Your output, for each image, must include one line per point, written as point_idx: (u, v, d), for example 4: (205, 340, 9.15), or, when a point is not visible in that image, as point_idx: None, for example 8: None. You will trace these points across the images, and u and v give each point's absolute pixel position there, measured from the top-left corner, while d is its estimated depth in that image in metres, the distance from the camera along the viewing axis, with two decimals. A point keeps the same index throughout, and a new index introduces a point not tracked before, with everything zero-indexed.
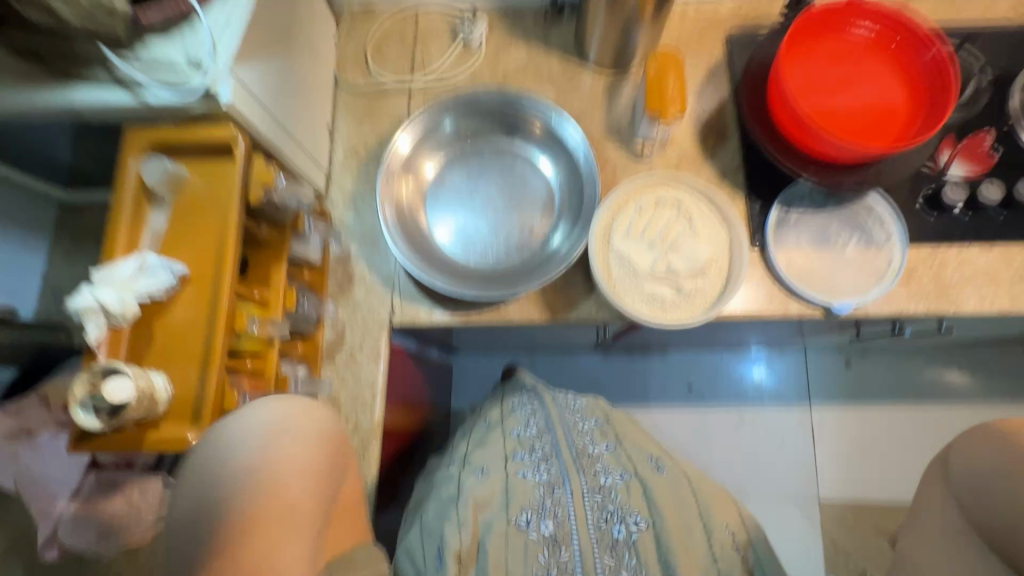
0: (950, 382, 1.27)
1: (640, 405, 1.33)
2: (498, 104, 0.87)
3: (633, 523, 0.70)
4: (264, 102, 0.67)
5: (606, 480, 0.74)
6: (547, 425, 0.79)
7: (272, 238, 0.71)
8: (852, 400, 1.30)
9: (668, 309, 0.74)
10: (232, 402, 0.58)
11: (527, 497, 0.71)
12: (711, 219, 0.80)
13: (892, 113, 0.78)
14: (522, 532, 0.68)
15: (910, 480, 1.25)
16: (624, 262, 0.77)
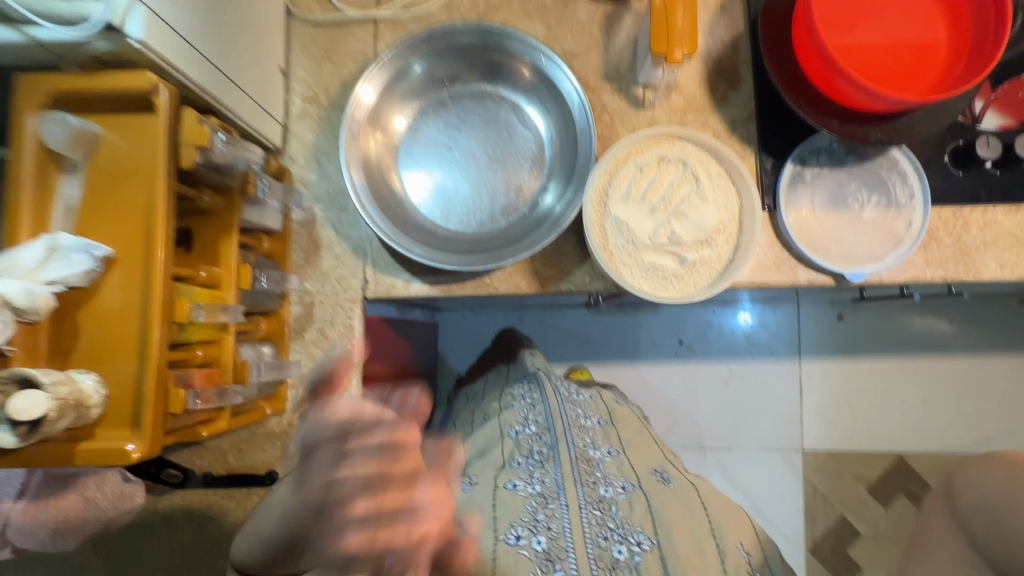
0: (945, 336, 1.24)
1: (631, 362, 1.29)
2: (478, 42, 0.74)
3: (635, 542, 0.63)
4: (188, 37, 0.55)
5: (606, 491, 0.68)
6: (546, 423, 0.74)
7: (216, 205, 0.61)
8: (842, 353, 1.27)
9: (669, 284, 0.69)
10: (178, 404, 0.50)
11: (518, 509, 0.64)
12: (720, 180, 0.71)
13: (931, 52, 0.67)
14: (513, 551, 0.60)
15: (898, 435, 1.25)
16: (622, 231, 0.69)
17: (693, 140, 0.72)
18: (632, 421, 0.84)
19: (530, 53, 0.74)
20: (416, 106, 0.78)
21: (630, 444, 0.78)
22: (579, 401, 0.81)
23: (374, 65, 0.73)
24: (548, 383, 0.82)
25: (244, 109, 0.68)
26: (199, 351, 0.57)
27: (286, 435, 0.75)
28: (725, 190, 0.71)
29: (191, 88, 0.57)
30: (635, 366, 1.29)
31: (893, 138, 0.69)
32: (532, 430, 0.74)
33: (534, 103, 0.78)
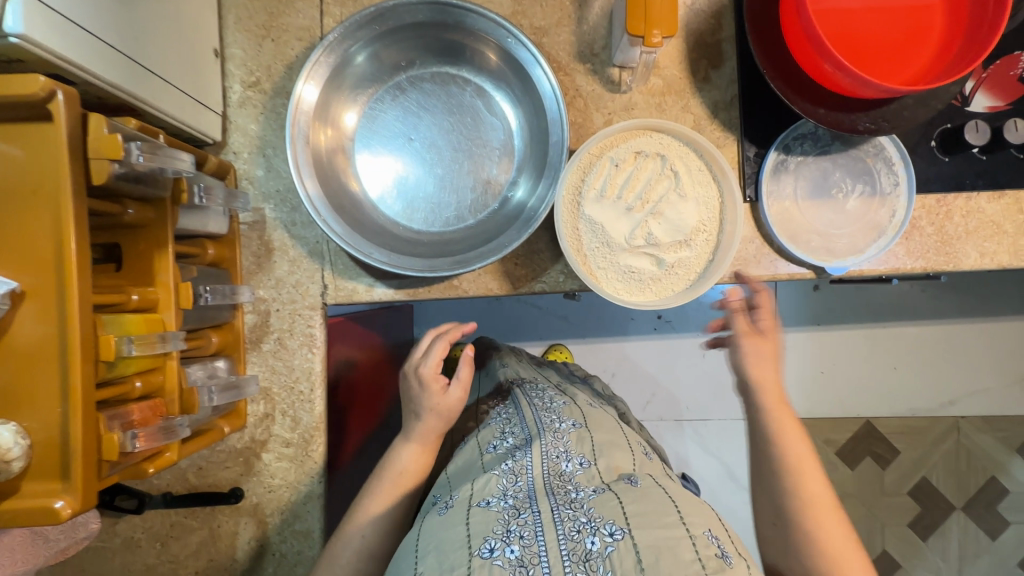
0: (919, 305, 1.25)
1: (608, 336, 1.27)
2: (435, 21, 0.67)
3: (607, 533, 0.54)
4: (86, 25, 0.47)
5: (577, 494, 0.60)
6: (523, 433, 0.70)
7: (144, 218, 0.54)
8: (818, 324, 1.27)
9: (645, 287, 0.66)
10: (112, 449, 0.46)
11: (489, 523, 0.57)
12: (700, 174, 0.67)
13: (923, 31, 0.62)
14: (483, 566, 0.52)
15: (868, 404, 1.27)
16: (597, 232, 0.66)
17: (672, 132, 0.67)
18: (609, 422, 0.75)
19: (494, 31, 0.66)
20: (370, 95, 0.72)
21: (608, 443, 0.68)
22: (552, 407, 0.75)
23: (321, 48, 0.64)
24: (526, 400, 0.77)
25: (171, 102, 0.60)
26: (138, 383, 0.52)
27: (248, 451, 0.71)
28: (704, 186, 0.67)
29: (95, 84, 0.50)
30: (614, 345, 1.27)
31: (880, 127, 0.65)
32: (510, 443, 0.70)
33: (502, 87, 0.72)
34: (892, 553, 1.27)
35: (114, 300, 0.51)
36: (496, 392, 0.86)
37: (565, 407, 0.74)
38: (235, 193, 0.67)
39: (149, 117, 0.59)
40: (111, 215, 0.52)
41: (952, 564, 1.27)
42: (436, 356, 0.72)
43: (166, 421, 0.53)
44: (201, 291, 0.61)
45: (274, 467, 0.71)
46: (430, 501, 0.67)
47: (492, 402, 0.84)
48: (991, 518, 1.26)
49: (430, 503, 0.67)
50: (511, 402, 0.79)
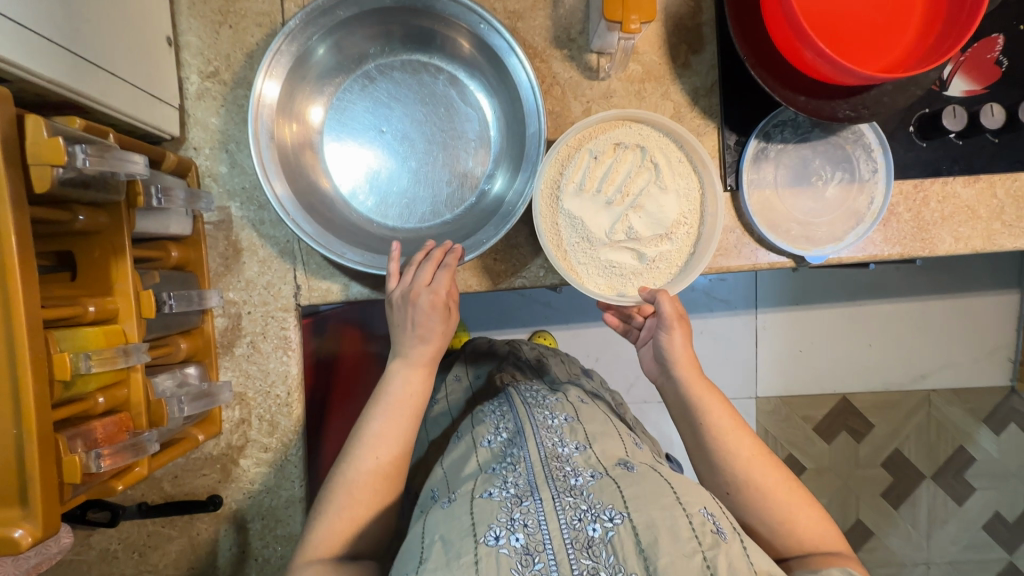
0: (893, 283, 1.27)
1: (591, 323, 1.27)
2: (404, 7, 0.64)
3: (607, 519, 0.52)
4: (16, 16, 0.43)
5: (577, 481, 0.57)
6: (517, 425, 0.66)
7: (95, 224, 0.51)
8: (796, 304, 1.28)
9: (627, 281, 0.65)
10: (74, 472, 0.44)
11: (493, 511, 0.54)
12: (681, 166, 0.66)
13: (902, 15, 0.61)
14: (489, 555, 0.49)
15: (842, 380, 1.30)
16: (577, 227, 0.64)
17: (651, 123, 0.65)
18: (600, 414, 0.72)
19: (464, 16, 0.63)
20: (337, 85, 0.68)
21: (601, 433, 0.66)
22: (544, 402, 0.71)
23: (281, 37, 0.60)
24: (517, 395, 0.73)
25: (120, 97, 0.56)
26: (100, 398, 0.49)
27: (225, 458, 0.69)
28: (685, 179, 0.66)
29: (32, 79, 0.46)
30: (597, 330, 1.26)
31: (862, 113, 0.64)
32: (505, 436, 0.66)
33: (476, 76, 0.69)
34: (865, 522, 1.31)
35: (69, 312, 0.48)
36: (489, 391, 0.83)
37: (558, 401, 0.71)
38: (197, 194, 0.63)
39: (97, 112, 0.55)
40: (60, 222, 0.49)
41: (921, 529, 1.32)
42: (427, 277, 0.62)
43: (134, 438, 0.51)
44: (164, 298, 0.58)
45: (253, 473, 0.70)
46: (427, 497, 0.64)
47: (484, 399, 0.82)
48: (958, 485, 1.31)
49: (429, 498, 0.63)
50: (502, 398, 0.75)
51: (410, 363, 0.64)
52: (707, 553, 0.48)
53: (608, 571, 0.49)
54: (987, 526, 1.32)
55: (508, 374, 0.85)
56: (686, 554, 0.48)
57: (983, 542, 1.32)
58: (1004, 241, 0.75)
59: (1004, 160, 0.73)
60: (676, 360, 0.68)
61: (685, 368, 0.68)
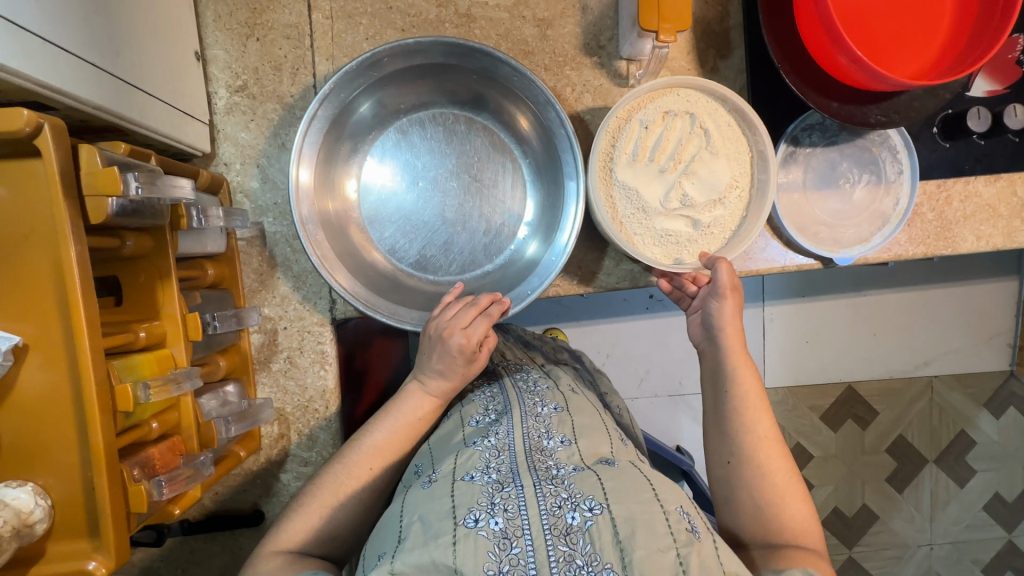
0: (901, 271, 1.25)
1: (619, 321, 1.17)
2: (441, 64, 0.67)
3: (586, 508, 0.49)
4: (63, 42, 0.43)
5: (560, 470, 0.53)
6: (506, 408, 0.63)
7: (143, 249, 0.50)
8: (802, 295, 1.25)
9: (683, 248, 0.67)
10: (142, 502, 0.44)
11: (474, 495, 0.50)
12: (733, 129, 0.67)
13: (933, 20, 0.62)
14: (467, 538, 0.46)
15: (847, 370, 1.29)
16: (632, 198, 0.66)
17: (699, 88, 0.66)
18: (590, 405, 0.68)
19: (499, 73, 0.66)
20: (373, 140, 0.72)
21: (590, 426, 0.61)
22: (535, 388, 0.68)
23: (318, 102, 0.62)
24: (509, 380, 0.69)
25: (157, 117, 0.55)
26: (155, 424, 0.49)
27: (266, 473, 0.70)
28: (735, 142, 0.67)
29: (78, 107, 0.45)
30: (614, 325, 1.17)
31: (891, 119, 0.64)
32: (493, 418, 0.63)
33: (507, 126, 0.72)
34: (870, 506, 1.32)
35: (124, 340, 0.48)
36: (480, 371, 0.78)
37: (550, 388, 0.67)
38: (231, 211, 0.63)
39: (136, 135, 0.54)
40: (109, 249, 0.48)
41: (924, 512, 1.33)
42: (467, 320, 0.63)
43: (189, 465, 0.51)
44: (208, 319, 0.58)
45: (294, 486, 0.70)
46: (410, 472, 0.61)
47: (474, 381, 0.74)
48: (959, 467, 1.32)
49: (412, 473, 0.61)
50: (494, 381, 0.71)
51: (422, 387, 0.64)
52: (680, 549, 0.46)
53: (583, 561, 0.46)
54: (987, 506, 1.33)
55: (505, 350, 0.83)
56: (660, 548, 0.46)
57: (984, 522, 1.33)
58: None
59: None
60: (723, 328, 0.67)
61: (732, 335, 0.68)
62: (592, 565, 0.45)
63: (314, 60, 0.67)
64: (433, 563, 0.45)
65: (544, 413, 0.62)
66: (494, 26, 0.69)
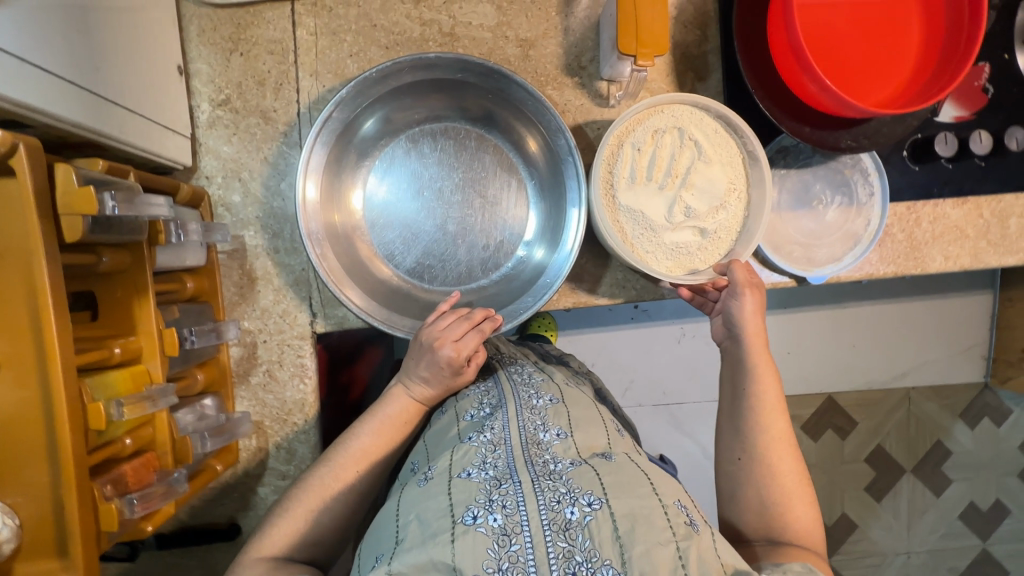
0: (882, 284, 1.26)
1: (599, 330, 1.17)
2: (456, 79, 0.68)
3: (585, 503, 0.48)
4: (41, 61, 0.43)
5: (557, 466, 0.52)
6: (500, 402, 0.61)
7: (120, 264, 0.50)
8: (784, 307, 1.26)
9: (694, 257, 0.68)
10: (111, 521, 0.43)
11: (471, 492, 0.49)
12: (727, 142, 0.68)
13: (901, 53, 0.64)
14: (465, 535, 0.45)
15: (827, 382, 1.30)
16: (638, 220, 0.67)
17: (683, 101, 0.67)
18: (585, 397, 0.67)
19: (507, 92, 0.67)
20: (380, 152, 0.73)
21: (585, 418, 0.60)
22: (530, 380, 0.66)
23: (333, 105, 0.62)
24: (503, 373, 0.67)
25: (137, 133, 0.56)
26: (129, 440, 0.49)
27: (243, 486, 0.69)
28: (727, 152, 0.68)
29: (59, 126, 0.46)
30: (600, 335, 1.17)
31: (859, 145, 0.66)
32: (488, 412, 0.61)
33: (515, 146, 0.74)
34: (849, 515, 1.33)
35: (98, 356, 0.48)
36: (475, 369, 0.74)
37: (545, 380, 0.65)
38: (212, 225, 0.63)
39: (114, 150, 0.54)
40: (85, 266, 0.48)
41: (902, 520, 1.34)
42: (459, 332, 0.63)
43: (163, 482, 0.51)
44: (185, 335, 0.58)
45: (271, 499, 0.70)
46: (408, 469, 0.61)
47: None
48: (936, 476, 1.34)
49: (408, 471, 0.60)
50: (488, 373, 0.69)
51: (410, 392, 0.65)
52: (679, 544, 0.46)
53: (582, 557, 0.45)
54: (962, 515, 1.34)
55: (505, 343, 0.82)
56: (659, 542, 0.45)
57: (960, 530, 1.35)
58: (990, 259, 0.79)
59: (989, 183, 0.77)
60: (747, 328, 0.67)
61: (754, 334, 0.67)
62: (592, 561, 0.44)
63: (297, 76, 0.67)
64: (432, 563, 0.45)
65: (540, 404, 0.60)
66: (477, 45, 0.70)
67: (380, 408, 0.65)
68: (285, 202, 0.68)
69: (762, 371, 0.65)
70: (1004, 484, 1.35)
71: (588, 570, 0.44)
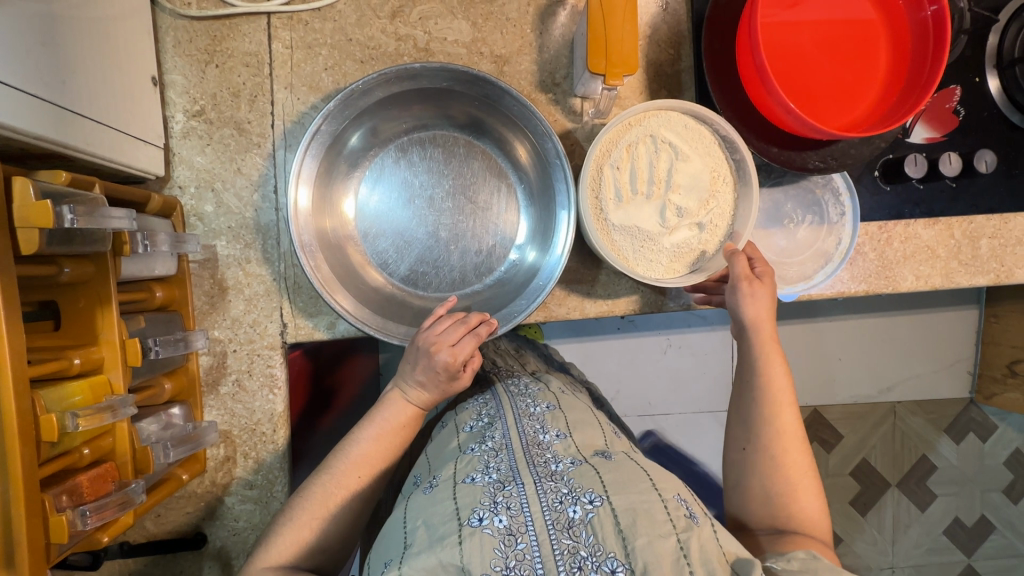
0: (872, 298, 1.23)
1: (580, 340, 1.16)
2: (444, 88, 0.68)
3: (587, 501, 0.48)
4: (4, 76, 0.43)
5: (558, 466, 0.52)
6: (498, 412, 0.61)
7: (82, 275, 0.51)
8: None
9: (696, 256, 0.68)
10: (61, 532, 0.44)
11: (476, 495, 0.49)
12: (703, 137, 0.67)
13: (867, 81, 0.65)
14: (473, 536, 0.45)
15: (813, 396, 1.27)
16: (634, 235, 0.67)
17: (650, 109, 0.67)
18: (581, 403, 0.67)
19: (496, 103, 0.68)
20: (369, 162, 0.73)
21: (582, 421, 0.61)
22: (526, 390, 0.66)
23: (321, 118, 0.62)
24: (501, 386, 0.68)
25: (106, 144, 0.56)
26: (87, 450, 0.49)
27: (210, 495, 0.69)
28: (704, 144, 0.67)
29: (25, 139, 0.47)
30: (584, 345, 1.16)
31: (828, 165, 0.67)
32: (486, 422, 0.61)
33: (504, 154, 0.74)
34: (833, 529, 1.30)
35: (55, 367, 0.48)
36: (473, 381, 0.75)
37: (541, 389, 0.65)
38: (182, 236, 0.64)
39: (80, 160, 0.55)
40: (46, 276, 0.49)
41: (886, 534, 1.31)
42: (454, 338, 0.62)
43: (120, 492, 0.51)
44: (149, 345, 0.58)
45: (238, 509, 0.70)
46: (409, 482, 0.60)
47: (469, 391, 0.73)
48: (921, 492, 1.31)
49: (411, 484, 0.59)
50: (487, 388, 0.69)
51: (407, 394, 0.63)
52: (680, 535, 0.45)
53: (587, 552, 0.45)
54: (947, 531, 1.31)
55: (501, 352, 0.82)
56: (660, 534, 0.45)
57: (945, 546, 1.32)
58: (961, 279, 0.79)
59: (959, 204, 0.78)
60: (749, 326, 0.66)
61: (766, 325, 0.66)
62: (597, 555, 0.45)
63: (272, 88, 0.68)
64: (441, 565, 0.44)
65: (538, 412, 0.60)
66: (452, 60, 0.71)
67: (377, 413, 0.63)
68: (259, 213, 0.69)
69: (770, 362, 0.65)
70: (988, 499, 1.32)
71: (593, 564, 0.44)
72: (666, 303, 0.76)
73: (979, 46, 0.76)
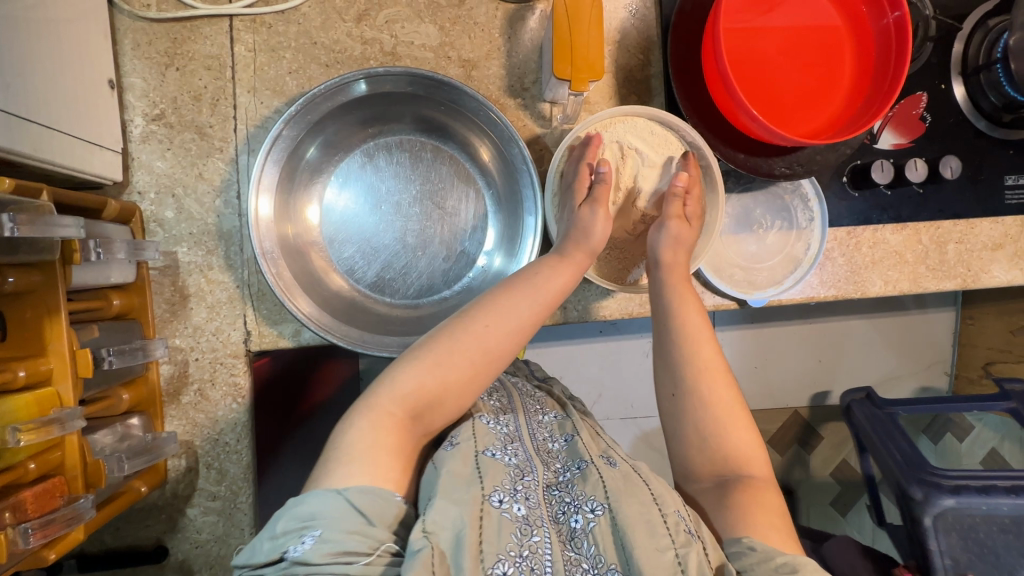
0: (850, 301, 1.24)
1: (560, 344, 1.15)
2: (410, 93, 0.67)
3: (590, 510, 0.48)
4: None
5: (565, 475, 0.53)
6: (511, 404, 0.61)
7: (28, 284, 0.50)
8: (755, 322, 1.21)
9: None
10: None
11: (498, 472, 0.49)
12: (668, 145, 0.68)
13: (830, 91, 0.65)
14: (490, 514, 0.45)
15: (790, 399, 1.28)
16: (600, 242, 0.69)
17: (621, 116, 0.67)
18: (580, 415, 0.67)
19: (462, 108, 0.67)
20: (335, 166, 0.72)
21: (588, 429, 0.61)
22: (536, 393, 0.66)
23: (283, 121, 0.61)
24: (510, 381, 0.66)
25: (58, 150, 0.55)
26: (32, 465, 0.48)
27: (171, 507, 0.68)
28: (669, 152, 0.68)
29: None
30: (564, 349, 1.16)
31: (794, 172, 0.67)
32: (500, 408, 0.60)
33: (471, 160, 0.74)
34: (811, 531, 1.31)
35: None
36: None
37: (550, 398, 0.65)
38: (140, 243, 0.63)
39: (28, 166, 0.53)
40: None
41: None
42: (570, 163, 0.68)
43: (68, 507, 0.49)
44: (102, 354, 0.56)
45: (200, 521, 0.68)
46: None
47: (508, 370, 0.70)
48: None
49: None
50: None
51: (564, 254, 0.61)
52: (679, 550, 0.45)
53: (589, 564, 0.45)
54: None
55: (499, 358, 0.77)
56: (658, 547, 0.44)
57: None
58: (929, 284, 0.80)
59: (927, 210, 0.78)
60: None
61: None
62: (599, 568, 0.45)
63: (234, 92, 0.67)
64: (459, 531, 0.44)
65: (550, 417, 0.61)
66: (419, 64, 0.70)
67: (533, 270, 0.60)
68: (221, 219, 0.67)
69: None
70: None
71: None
72: (637, 309, 0.76)
73: (945, 54, 0.77)
